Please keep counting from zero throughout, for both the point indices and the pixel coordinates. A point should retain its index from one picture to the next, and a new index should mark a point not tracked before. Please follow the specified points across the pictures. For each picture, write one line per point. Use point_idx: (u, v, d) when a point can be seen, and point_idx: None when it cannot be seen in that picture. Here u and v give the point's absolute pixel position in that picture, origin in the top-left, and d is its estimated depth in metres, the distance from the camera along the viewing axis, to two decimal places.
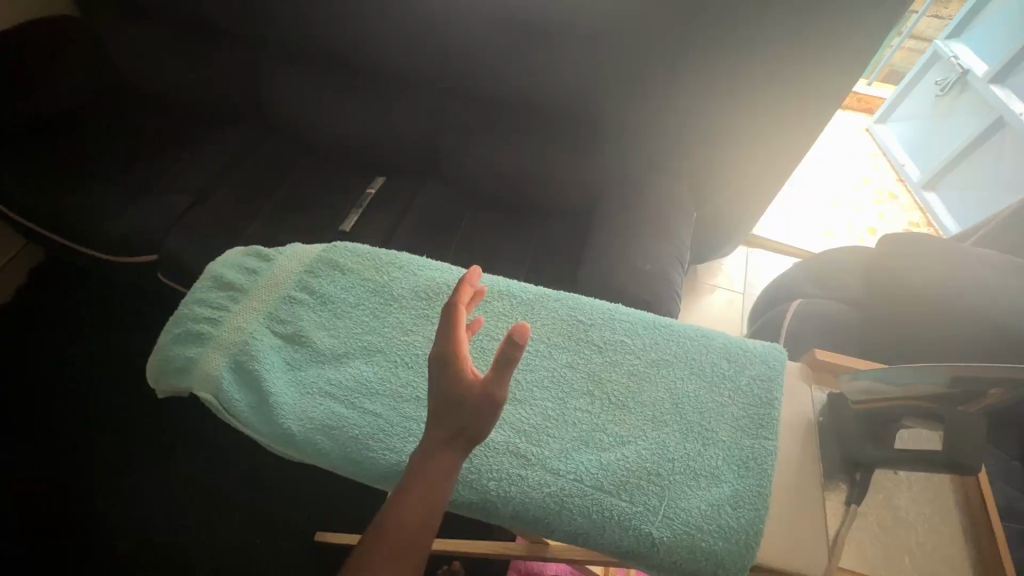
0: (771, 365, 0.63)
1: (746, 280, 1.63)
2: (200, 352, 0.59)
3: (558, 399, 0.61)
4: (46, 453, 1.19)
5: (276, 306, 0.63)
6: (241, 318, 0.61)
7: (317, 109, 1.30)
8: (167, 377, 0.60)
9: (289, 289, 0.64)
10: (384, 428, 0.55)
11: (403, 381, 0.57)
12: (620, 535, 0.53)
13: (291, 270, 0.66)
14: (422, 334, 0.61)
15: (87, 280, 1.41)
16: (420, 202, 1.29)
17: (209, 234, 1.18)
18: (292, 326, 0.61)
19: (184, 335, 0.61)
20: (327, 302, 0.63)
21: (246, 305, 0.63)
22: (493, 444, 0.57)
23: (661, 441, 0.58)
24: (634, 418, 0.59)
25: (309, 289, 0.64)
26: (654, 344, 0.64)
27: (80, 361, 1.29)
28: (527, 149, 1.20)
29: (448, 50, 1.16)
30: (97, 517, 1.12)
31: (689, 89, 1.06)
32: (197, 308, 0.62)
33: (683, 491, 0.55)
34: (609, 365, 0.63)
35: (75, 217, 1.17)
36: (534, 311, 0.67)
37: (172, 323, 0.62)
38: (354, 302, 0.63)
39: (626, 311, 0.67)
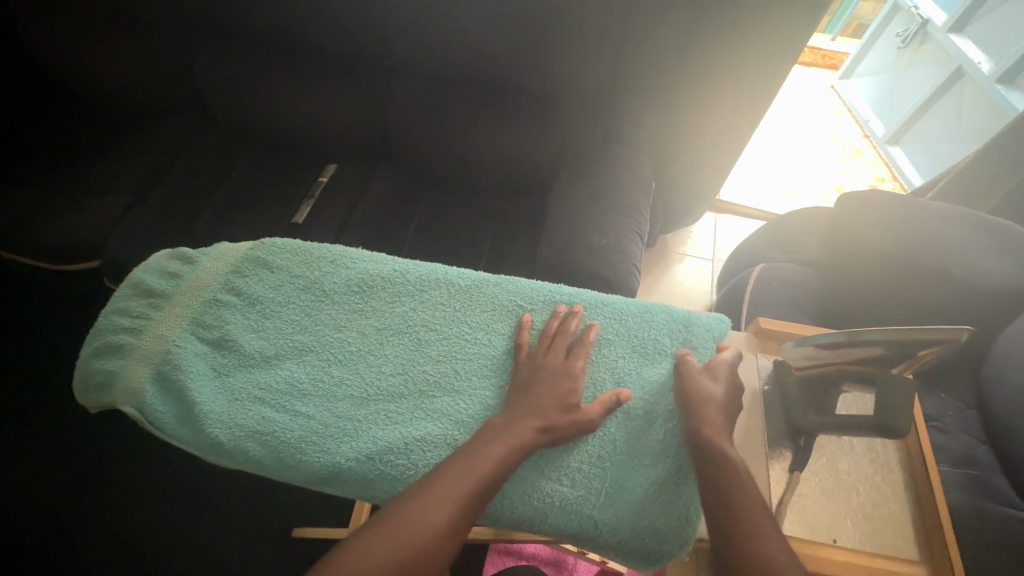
0: (715, 336, 0.63)
1: (715, 248, 1.62)
2: (120, 364, 0.57)
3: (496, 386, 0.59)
4: (10, 478, 1.15)
5: (201, 311, 0.61)
6: (163, 326, 0.59)
7: (262, 97, 1.23)
8: (87, 392, 0.57)
9: (214, 292, 0.62)
10: (318, 427, 0.56)
11: (336, 379, 0.59)
12: (564, 520, 0.53)
13: (217, 273, 0.64)
14: (356, 331, 0.62)
15: (36, 290, 1.35)
16: (375, 188, 1.24)
17: (152, 236, 1.13)
18: (221, 331, 0.60)
19: (102, 347, 0.58)
20: (256, 304, 0.63)
21: (168, 311, 0.60)
22: (430, 438, 0.56)
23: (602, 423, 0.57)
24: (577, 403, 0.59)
25: (236, 291, 0.63)
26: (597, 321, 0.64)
27: (38, 375, 1.26)
28: (482, 127, 1.16)
29: (392, 25, 1.10)
30: (72, 538, 1.09)
31: (647, 58, 1.03)
32: (116, 317, 0.60)
33: (625, 470, 0.55)
34: None
35: (9, 226, 1.11)
36: (471, 298, 0.65)
37: (88, 335, 0.59)
38: (286, 301, 0.63)
39: (563, 288, 0.67)
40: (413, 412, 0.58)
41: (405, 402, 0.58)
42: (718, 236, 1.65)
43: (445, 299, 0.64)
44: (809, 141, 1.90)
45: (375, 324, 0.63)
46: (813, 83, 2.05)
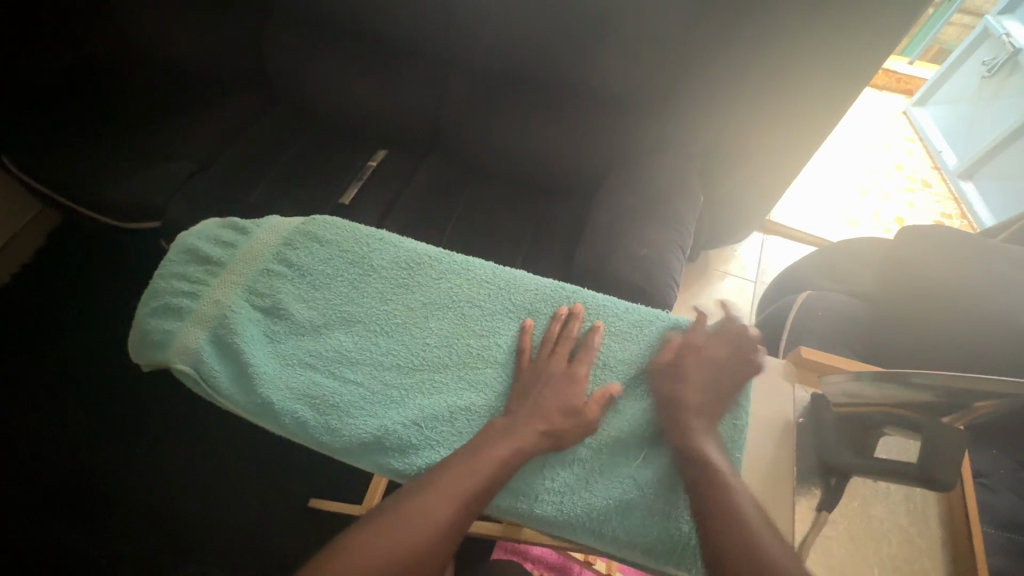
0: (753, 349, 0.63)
1: (760, 268, 1.57)
2: (178, 325, 0.59)
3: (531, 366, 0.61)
4: (61, 415, 1.24)
5: (255, 279, 0.63)
6: (219, 292, 0.61)
7: (321, 79, 1.27)
8: (145, 351, 0.60)
9: (267, 262, 0.64)
10: (367, 395, 0.58)
11: (383, 349, 0.60)
12: (569, 509, 0.57)
13: (269, 244, 0.65)
14: (402, 304, 0.63)
15: (100, 245, 1.45)
16: (420, 176, 1.27)
17: (207, 204, 1.19)
18: (272, 299, 0.62)
19: (160, 309, 0.60)
20: (306, 274, 0.64)
21: (224, 278, 0.62)
22: (473, 409, 0.58)
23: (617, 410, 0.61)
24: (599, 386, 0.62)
25: (287, 262, 0.64)
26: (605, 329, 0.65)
27: (94, 324, 1.35)
28: (532, 126, 1.16)
29: (451, 17, 1.11)
30: (111, 479, 1.18)
31: (703, 71, 1.02)
32: (174, 282, 0.62)
33: (624, 463, 0.59)
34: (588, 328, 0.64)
35: (81, 182, 1.18)
36: (515, 281, 0.66)
37: (147, 298, 0.62)
38: (333, 273, 0.64)
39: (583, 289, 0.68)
40: (454, 388, 0.59)
41: (447, 378, 0.60)
42: (761, 257, 1.59)
43: (486, 284, 0.65)
44: (874, 167, 1.80)
45: (419, 302, 0.63)
46: (883, 107, 1.95)
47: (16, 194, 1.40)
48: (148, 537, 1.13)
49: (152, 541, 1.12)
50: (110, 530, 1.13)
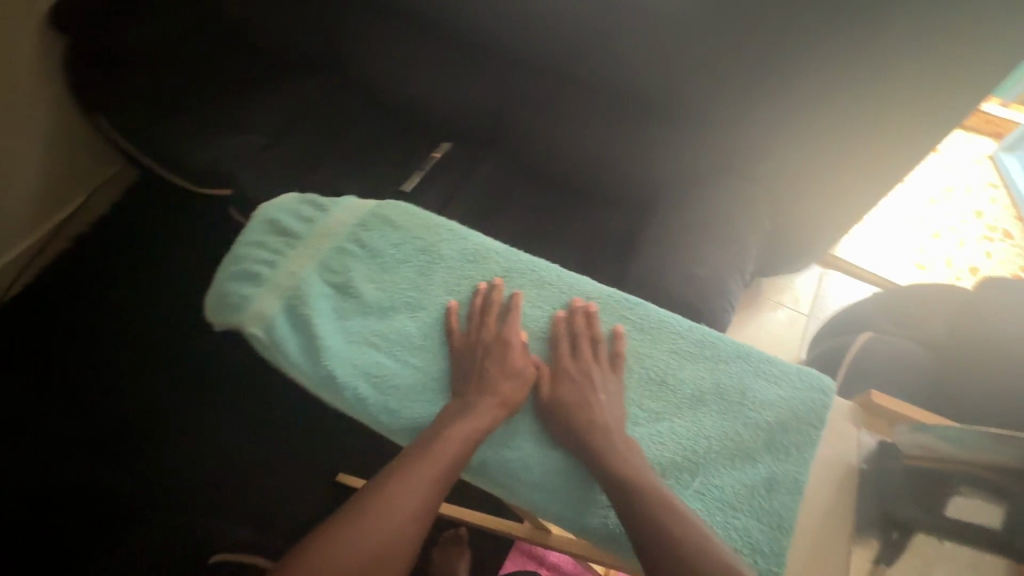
0: (814, 390, 0.65)
1: (814, 303, 1.51)
2: (254, 291, 0.62)
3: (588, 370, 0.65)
4: (122, 363, 1.33)
5: (329, 255, 0.65)
6: (295, 265, 0.64)
7: (393, 68, 1.30)
8: (220, 311, 0.63)
9: (341, 240, 0.66)
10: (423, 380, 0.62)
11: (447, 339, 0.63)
12: (573, 520, 0.61)
13: (345, 223, 0.67)
14: (469, 297, 0.65)
15: (170, 206, 1.53)
16: (480, 173, 1.28)
17: (280, 180, 1.24)
18: (344, 277, 0.64)
19: (239, 274, 0.63)
20: (376, 256, 0.66)
21: (300, 251, 0.65)
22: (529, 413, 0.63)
23: (669, 426, 0.63)
24: (656, 399, 0.65)
25: (358, 241, 0.66)
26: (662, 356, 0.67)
27: (160, 281, 1.43)
28: (600, 134, 1.17)
29: (533, 16, 1.10)
30: (165, 429, 1.26)
31: (769, 92, 1.00)
32: (253, 248, 0.64)
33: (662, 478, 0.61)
34: (651, 341, 0.67)
35: (167, 146, 1.26)
36: (583, 289, 0.68)
37: (226, 261, 0.64)
38: (404, 258, 0.66)
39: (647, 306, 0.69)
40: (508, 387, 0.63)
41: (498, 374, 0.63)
42: (816, 292, 1.53)
43: (553, 288, 0.68)
44: (950, 211, 1.70)
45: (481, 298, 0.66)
46: (968, 149, 1.84)
47: (94, 151, 1.50)
48: (180, 483, 1.21)
49: (184, 487, 1.21)
50: (148, 472, 1.22)
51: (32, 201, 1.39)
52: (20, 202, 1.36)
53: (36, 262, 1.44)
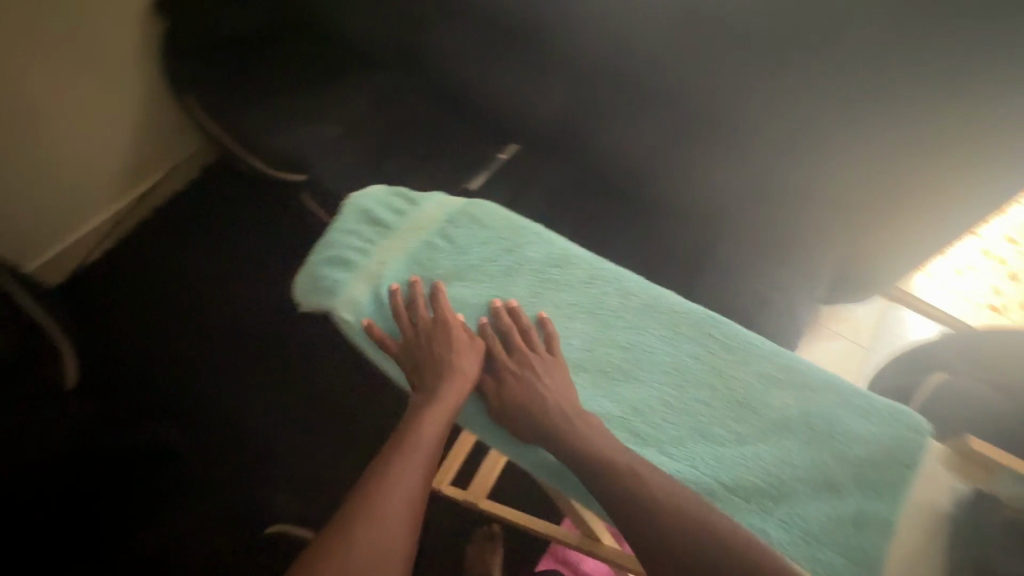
0: (892, 425, 0.73)
1: (876, 336, 1.46)
2: (350, 276, 0.76)
3: (679, 388, 0.75)
4: (189, 332, 1.40)
5: (419, 250, 0.79)
6: (388, 254, 0.78)
7: (469, 69, 1.33)
8: (316, 292, 0.76)
9: (429, 237, 0.80)
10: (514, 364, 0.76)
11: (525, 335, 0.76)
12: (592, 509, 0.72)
13: (435, 218, 0.81)
14: (548, 299, 0.78)
15: (242, 188, 1.60)
16: (544, 178, 1.30)
17: (353, 170, 1.29)
18: (431, 270, 0.78)
19: (336, 260, 0.77)
20: (461, 254, 0.79)
21: (392, 244, 0.79)
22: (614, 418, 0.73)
23: (756, 448, 0.72)
24: (744, 421, 0.73)
25: (446, 240, 0.80)
26: (727, 375, 0.75)
27: (228, 258, 1.50)
28: (676, 144, 1.19)
29: (619, 25, 1.12)
30: (225, 398, 1.34)
31: (852, 112, 1.00)
32: (351, 238, 0.78)
33: (749, 494, 0.70)
34: (739, 366, 0.76)
35: (249, 130, 1.32)
36: (662, 307, 0.78)
37: (326, 247, 0.78)
38: (488, 258, 0.79)
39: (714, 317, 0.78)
40: (592, 388, 0.75)
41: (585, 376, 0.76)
42: (878, 326, 1.47)
43: (631, 295, 0.79)
44: None
45: (557, 299, 0.78)
46: None
47: (181, 130, 1.57)
48: (235, 448, 1.30)
49: (237, 455, 1.29)
50: (207, 436, 1.30)
51: (121, 175, 1.49)
52: (113, 174, 1.47)
53: (121, 230, 1.55)
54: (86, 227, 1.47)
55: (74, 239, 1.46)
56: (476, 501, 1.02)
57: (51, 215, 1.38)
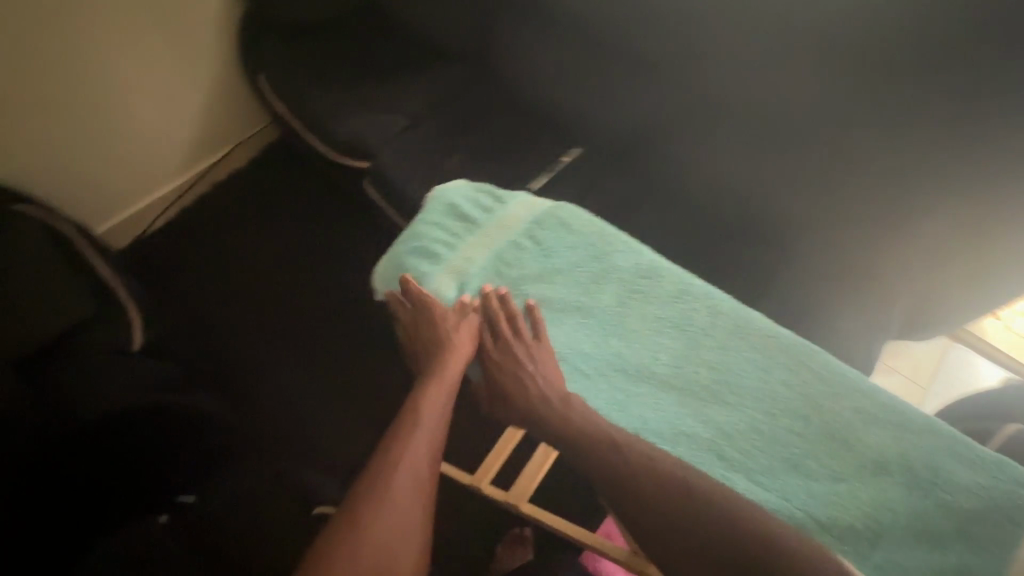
0: (995, 478, 0.69)
1: (933, 377, 1.40)
2: (436, 270, 0.81)
3: (769, 415, 0.73)
4: (244, 305, 1.44)
5: (505, 248, 0.82)
6: (472, 250, 0.82)
7: (542, 70, 1.32)
8: (399, 283, 0.81)
9: (517, 236, 0.83)
10: (599, 373, 0.78)
11: (613, 347, 0.77)
12: None
13: (522, 219, 0.84)
14: (635, 311, 0.79)
15: (304, 169, 1.63)
16: (606, 184, 1.28)
17: (417, 160, 1.29)
18: (518, 271, 0.81)
19: (421, 253, 0.81)
20: (549, 257, 0.82)
21: (479, 240, 0.82)
22: (699, 439, 0.73)
23: (846, 486, 0.70)
24: (835, 457, 0.71)
25: (534, 241, 0.82)
26: (821, 407, 0.73)
27: (286, 237, 1.53)
28: (752, 160, 1.15)
29: (706, 36, 1.10)
30: (272, 373, 1.36)
31: (949, 143, 0.95)
32: (439, 233, 0.83)
33: (838, 534, 0.68)
34: (831, 398, 0.74)
35: (319, 114, 1.34)
36: (750, 329, 0.77)
37: (413, 240, 0.83)
38: (576, 264, 0.81)
39: (812, 346, 0.76)
40: (678, 404, 0.75)
41: (671, 392, 0.75)
42: (939, 367, 1.41)
43: (723, 315, 0.77)
44: None
45: (646, 312, 0.78)
46: None
47: (251, 106, 1.61)
48: (277, 426, 1.31)
49: (278, 433, 1.30)
50: (251, 410, 1.32)
51: (189, 147, 1.53)
52: (183, 145, 1.51)
53: (184, 201, 1.59)
54: (152, 194, 1.52)
55: (143, 205, 1.51)
56: (518, 502, 1.02)
57: (121, 179, 1.43)
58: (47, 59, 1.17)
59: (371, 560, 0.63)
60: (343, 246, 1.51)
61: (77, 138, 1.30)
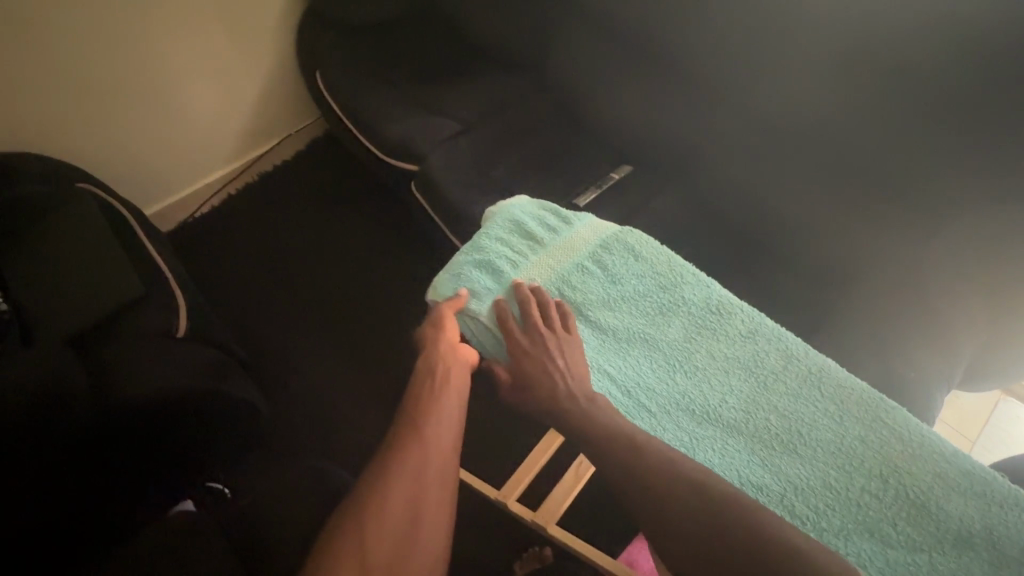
0: None
1: (984, 429, 1.33)
2: (498, 286, 0.80)
3: (842, 471, 0.67)
4: (283, 297, 1.46)
5: (571, 271, 0.81)
6: (539, 267, 0.81)
7: (596, 85, 1.31)
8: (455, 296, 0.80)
9: (583, 260, 0.82)
10: (664, 413, 0.72)
11: (679, 385, 0.73)
12: None
13: (587, 241, 0.83)
14: (704, 348, 0.75)
15: (353, 166, 1.64)
16: (655, 205, 1.26)
17: (465, 168, 1.28)
18: (583, 295, 0.79)
19: (485, 268, 0.81)
20: (616, 285, 0.80)
21: (544, 261, 0.82)
22: (768, 492, 0.66)
23: (929, 560, 0.62)
24: (917, 526, 0.63)
25: (601, 267, 0.81)
26: (901, 468, 0.66)
27: (328, 233, 1.54)
28: (811, 194, 1.10)
29: (769, 65, 1.06)
30: (307, 367, 1.37)
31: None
32: (505, 250, 0.82)
33: None
34: (911, 458, 0.67)
35: (369, 115, 1.34)
36: (824, 376, 0.72)
37: (477, 255, 0.82)
38: (644, 294, 0.79)
39: (892, 403, 0.70)
40: (749, 453, 0.69)
41: (741, 440, 0.70)
42: (989, 421, 1.34)
43: (797, 360, 0.73)
44: None
45: (714, 350, 0.75)
46: None
47: (303, 101, 1.63)
48: (306, 422, 1.31)
49: (307, 429, 1.31)
50: (283, 404, 1.33)
51: (240, 138, 1.56)
52: (234, 134, 1.54)
53: (230, 189, 1.61)
54: (200, 180, 1.55)
55: (190, 189, 1.54)
56: (546, 525, 0.99)
57: (174, 164, 1.47)
58: (114, 41, 1.21)
59: (381, 548, 0.66)
60: (383, 246, 1.52)
61: (136, 121, 1.34)
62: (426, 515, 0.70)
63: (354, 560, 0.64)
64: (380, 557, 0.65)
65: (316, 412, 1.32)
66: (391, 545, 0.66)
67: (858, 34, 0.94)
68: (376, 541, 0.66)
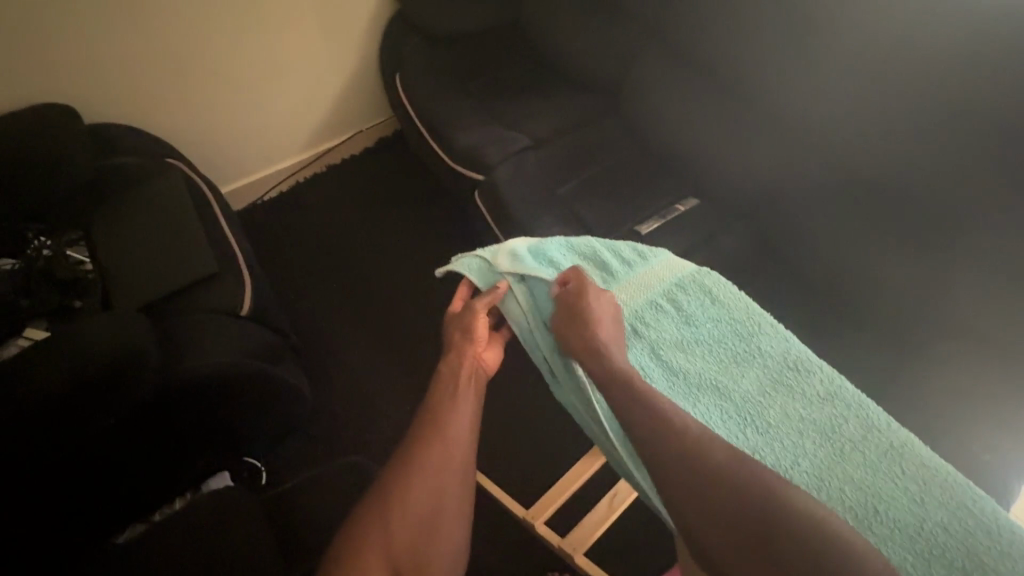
0: None
1: None
2: None
3: (919, 557, 0.63)
4: (337, 287, 1.50)
5: (645, 306, 0.81)
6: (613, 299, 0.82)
7: (673, 114, 1.29)
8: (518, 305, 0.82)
9: (658, 297, 0.82)
10: None
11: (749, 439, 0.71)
12: None
13: (663, 277, 0.83)
14: (777, 405, 0.73)
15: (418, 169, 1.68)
16: (719, 242, 1.23)
17: (531, 184, 1.29)
18: (656, 331, 0.79)
19: None
20: (690, 327, 0.79)
21: (618, 292, 0.82)
22: None
23: None
24: None
25: (676, 307, 0.81)
26: (986, 565, 0.62)
27: (387, 230, 1.58)
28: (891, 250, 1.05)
29: (857, 112, 1.02)
30: (351, 359, 1.40)
31: None
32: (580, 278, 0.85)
33: None
34: (998, 556, 0.62)
35: (441, 122, 1.37)
36: (904, 452, 0.69)
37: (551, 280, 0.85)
38: (718, 340, 0.78)
39: (979, 492, 0.66)
40: None
41: None
42: None
43: (876, 430, 0.70)
44: None
45: (788, 407, 0.73)
46: None
47: (378, 101, 1.68)
48: (344, 412, 1.34)
49: (345, 420, 1.33)
50: (325, 391, 1.36)
51: (317, 125, 1.61)
52: (311, 125, 1.60)
53: (299, 177, 1.67)
54: (273, 166, 1.61)
55: (264, 172, 1.60)
56: (573, 552, 0.97)
57: (252, 148, 1.54)
58: (213, 29, 1.30)
59: (402, 532, 0.70)
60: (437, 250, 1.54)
61: (223, 104, 1.42)
62: (445, 504, 0.73)
63: (376, 541, 0.69)
64: (401, 538, 0.70)
65: (355, 404, 1.35)
66: (410, 531, 0.70)
67: (967, 93, 0.88)
68: (398, 529, 0.70)
